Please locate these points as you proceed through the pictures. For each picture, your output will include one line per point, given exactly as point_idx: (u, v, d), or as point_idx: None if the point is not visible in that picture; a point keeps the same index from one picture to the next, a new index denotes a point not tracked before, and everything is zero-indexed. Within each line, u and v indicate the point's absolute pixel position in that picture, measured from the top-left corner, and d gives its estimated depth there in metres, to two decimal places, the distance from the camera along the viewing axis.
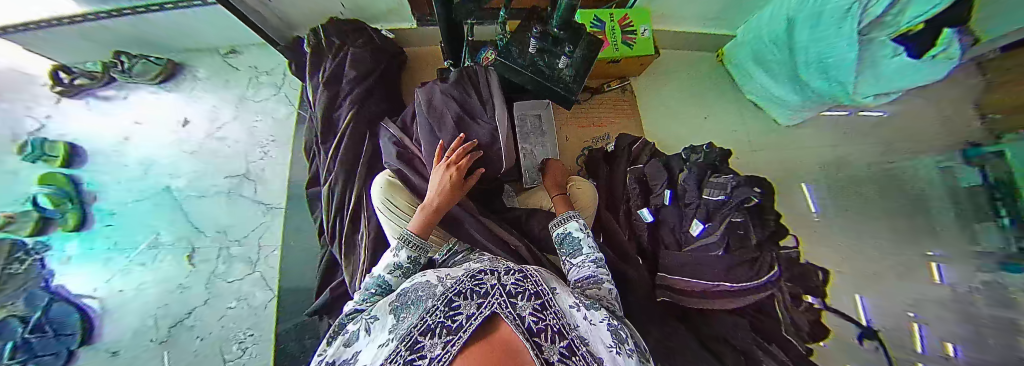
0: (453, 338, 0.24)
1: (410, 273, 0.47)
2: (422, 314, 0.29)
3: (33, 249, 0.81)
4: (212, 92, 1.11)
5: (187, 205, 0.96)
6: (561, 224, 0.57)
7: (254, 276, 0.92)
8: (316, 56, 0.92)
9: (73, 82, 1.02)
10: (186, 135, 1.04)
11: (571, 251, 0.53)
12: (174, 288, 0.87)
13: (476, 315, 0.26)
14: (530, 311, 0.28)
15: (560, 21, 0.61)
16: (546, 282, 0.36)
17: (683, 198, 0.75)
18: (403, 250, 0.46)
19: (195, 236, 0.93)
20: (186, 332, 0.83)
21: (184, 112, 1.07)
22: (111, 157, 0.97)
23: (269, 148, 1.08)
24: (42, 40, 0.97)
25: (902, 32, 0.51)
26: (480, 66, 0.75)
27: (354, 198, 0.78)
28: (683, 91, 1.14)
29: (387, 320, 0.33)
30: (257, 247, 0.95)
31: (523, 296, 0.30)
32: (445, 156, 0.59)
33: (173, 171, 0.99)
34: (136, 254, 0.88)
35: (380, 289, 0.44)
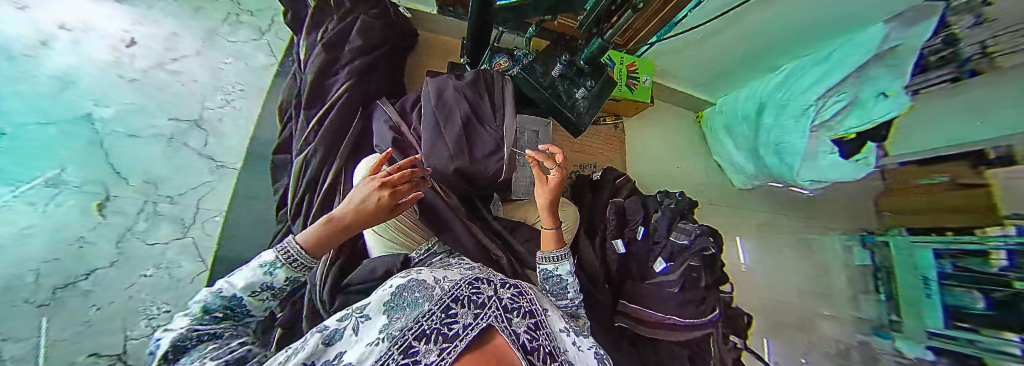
0: (449, 345, 0.31)
1: (279, 294, 0.43)
2: (417, 318, 0.34)
3: None
4: (175, 18, 0.93)
5: (112, 145, 0.75)
6: (550, 263, 0.59)
7: (183, 242, 0.82)
8: (320, 13, 0.82)
9: None
10: (128, 57, 0.83)
11: (555, 290, 0.58)
12: (71, 240, 0.65)
13: (472, 326, 0.34)
14: (524, 329, 0.37)
15: (588, 56, 0.65)
16: (539, 303, 0.45)
17: (653, 236, 0.81)
18: (279, 268, 0.42)
19: (116, 183, 0.74)
20: (79, 299, 0.64)
21: (128, 28, 0.84)
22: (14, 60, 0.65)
23: (234, 96, 0.99)
24: None
25: (840, 137, 0.64)
26: (496, 73, 0.77)
27: (330, 179, 0.72)
28: (666, 139, 1.24)
29: (378, 321, 0.35)
30: (193, 208, 0.85)
31: (518, 313, 0.39)
32: (381, 171, 0.50)
33: (99, 96, 0.76)
34: (25, 190, 0.61)
35: (230, 312, 0.38)
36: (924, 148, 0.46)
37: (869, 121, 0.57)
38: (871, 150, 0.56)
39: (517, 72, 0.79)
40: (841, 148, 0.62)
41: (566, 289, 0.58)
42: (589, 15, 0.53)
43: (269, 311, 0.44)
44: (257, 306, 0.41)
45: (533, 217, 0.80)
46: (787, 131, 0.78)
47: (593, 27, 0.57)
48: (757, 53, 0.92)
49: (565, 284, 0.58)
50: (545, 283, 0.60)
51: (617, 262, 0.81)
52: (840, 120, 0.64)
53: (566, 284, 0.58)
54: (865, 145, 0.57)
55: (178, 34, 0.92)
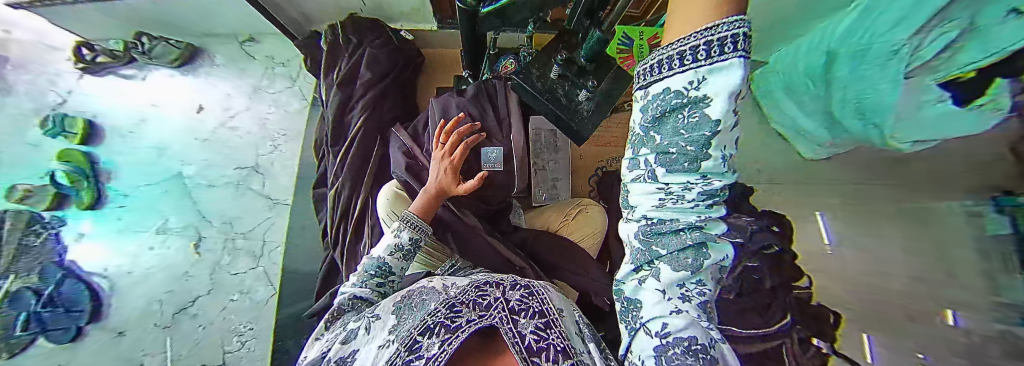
0: (451, 337, 0.34)
1: (408, 255, 0.53)
2: (424, 316, 0.37)
3: (49, 223, 0.80)
4: (227, 80, 1.18)
5: (198, 194, 1.03)
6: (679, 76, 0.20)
7: (257, 271, 1.02)
8: (333, 54, 0.93)
9: (95, 59, 1.02)
10: (198, 121, 1.10)
11: (663, 148, 0.23)
12: (179, 275, 0.94)
13: (474, 321, 0.36)
14: (531, 330, 0.35)
15: (588, 52, 0.59)
16: (555, 303, 0.41)
17: None
18: (404, 232, 0.53)
19: (202, 226, 1.00)
20: (188, 320, 0.92)
21: (199, 98, 1.12)
22: (126, 140, 0.99)
23: (279, 142, 1.15)
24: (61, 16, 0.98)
25: (952, 79, 0.23)
26: (501, 81, 0.76)
27: (359, 209, 0.79)
28: None
29: (389, 320, 0.41)
30: (260, 242, 1.05)
31: (525, 313, 0.37)
32: (443, 143, 0.63)
33: (184, 158, 1.05)
34: (143, 237, 0.93)
35: (378, 271, 0.51)
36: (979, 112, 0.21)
37: (992, 53, 0.19)
38: (1003, 89, 0.19)
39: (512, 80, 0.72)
40: (950, 91, 0.24)
41: (703, 157, 0.21)
42: (578, 5, 0.50)
43: (406, 269, 0.54)
44: (395, 264, 0.52)
45: (556, 224, 0.77)
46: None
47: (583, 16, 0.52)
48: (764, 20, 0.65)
49: (710, 137, 0.20)
50: (653, 134, 0.24)
51: None
52: (946, 61, 0.24)
53: (707, 147, 0.21)
54: (988, 82, 0.20)
55: (231, 97, 1.16)
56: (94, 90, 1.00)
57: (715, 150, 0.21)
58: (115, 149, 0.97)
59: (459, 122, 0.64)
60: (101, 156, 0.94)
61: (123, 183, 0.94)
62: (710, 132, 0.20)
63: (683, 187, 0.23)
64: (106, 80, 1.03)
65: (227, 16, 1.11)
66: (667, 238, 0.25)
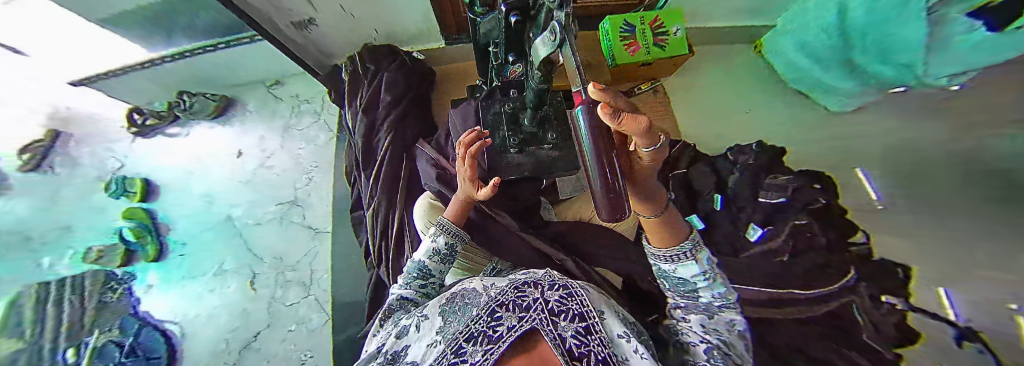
0: (492, 347, 0.19)
1: (445, 257, 0.54)
2: (469, 322, 0.27)
3: (120, 279, 1.02)
4: (259, 124, 1.26)
5: (245, 233, 1.13)
6: (667, 264, 0.37)
7: (309, 300, 1.05)
8: (354, 82, 1.03)
9: (145, 122, 1.22)
10: (240, 164, 1.21)
11: (672, 273, 0.38)
12: (239, 312, 1.02)
13: (515, 327, 0.21)
14: (573, 333, 0.21)
15: (534, 101, 0.50)
16: (594, 306, 0.29)
17: (734, 201, 0.81)
18: (440, 237, 0.54)
19: (255, 263, 1.09)
20: (254, 353, 0.98)
21: (237, 145, 1.24)
22: (179, 191, 1.18)
23: (313, 173, 1.21)
24: (119, 84, 1.14)
25: (980, 10, 0.49)
26: (474, 103, 0.77)
27: (397, 225, 0.82)
28: (728, 84, 1.10)
29: (436, 321, 0.36)
30: (309, 271, 1.08)
31: (566, 316, 0.24)
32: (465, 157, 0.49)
33: (231, 202, 1.16)
34: (206, 279, 1.06)
35: (420, 273, 0.52)
36: (966, 63, 0.51)
37: None
38: None
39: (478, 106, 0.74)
40: (986, 19, 0.47)
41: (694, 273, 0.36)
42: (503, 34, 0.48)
43: (446, 273, 0.56)
44: (434, 267, 0.53)
45: (587, 213, 0.78)
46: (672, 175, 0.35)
47: (516, 56, 0.54)
48: (753, 12, 1.00)
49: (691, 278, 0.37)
50: (665, 268, 0.39)
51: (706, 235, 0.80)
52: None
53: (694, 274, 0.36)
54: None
55: (265, 139, 1.25)
56: (157, 152, 1.22)
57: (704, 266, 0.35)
58: (170, 204, 1.15)
59: (479, 131, 0.47)
60: (158, 211, 1.14)
61: (183, 233, 1.12)
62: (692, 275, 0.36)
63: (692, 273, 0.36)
64: (155, 140, 1.24)
65: (255, 67, 1.20)
66: (688, 286, 0.38)
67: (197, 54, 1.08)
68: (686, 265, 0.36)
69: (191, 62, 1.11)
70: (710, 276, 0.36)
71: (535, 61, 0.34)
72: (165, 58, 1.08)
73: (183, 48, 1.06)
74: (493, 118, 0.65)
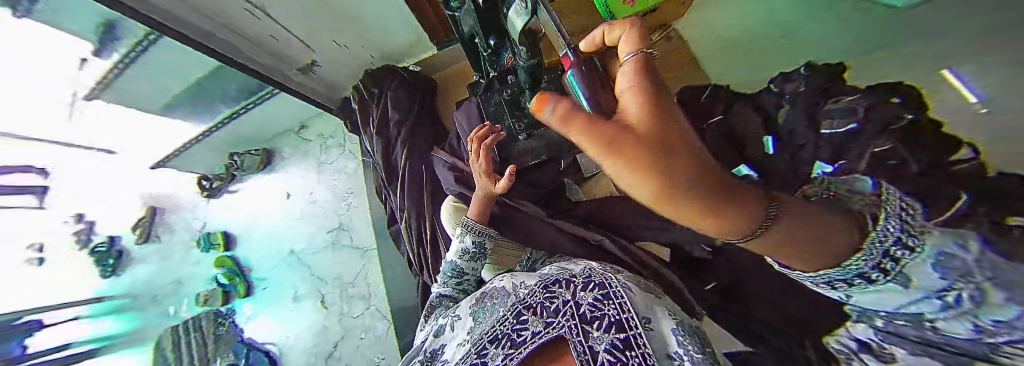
0: (515, 351, 0.32)
1: (474, 255, 0.58)
2: (496, 322, 0.37)
3: (226, 314, 1.26)
4: (298, 166, 1.41)
5: (307, 263, 1.29)
6: (863, 300, 0.23)
7: (371, 310, 1.17)
8: (363, 106, 1.11)
9: (214, 185, 1.43)
10: (290, 204, 1.37)
11: (882, 304, 0.22)
12: (319, 328, 1.19)
13: (542, 333, 0.32)
14: (605, 346, 0.28)
15: (525, 78, 0.53)
16: (635, 303, 0.33)
17: (792, 142, 0.55)
18: (468, 237, 0.58)
19: (321, 285, 1.24)
20: (337, 361, 1.14)
21: (286, 188, 1.40)
22: (251, 235, 1.38)
23: (350, 199, 1.32)
24: (184, 159, 1.33)
25: None
26: (475, 100, 0.79)
27: (429, 231, 0.87)
28: None
29: (467, 320, 0.43)
30: (366, 286, 1.20)
31: (597, 323, 0.30)
32: (478, 154, 0.53)
33: (291, 238, 1.33)
34: (287, 305, 1.25)
35: (454, 272, 0.57)
36: None
37: None
38: None
39: (478, 98, 0.77)
40: None
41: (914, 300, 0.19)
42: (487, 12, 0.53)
43: (479, 269, 0.59)
44: (466, 266, 0.57)
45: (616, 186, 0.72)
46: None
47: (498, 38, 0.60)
48: None
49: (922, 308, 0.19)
50: (856, 298, 0.23)
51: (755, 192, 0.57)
52: None
53: (913, 300, 0.19)
54: None
55: (306, 179, 1.39)
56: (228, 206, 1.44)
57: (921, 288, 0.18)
58: (248, 247, 1.37)
59: (490, 127, 0.52)
60: (240, 256, 1.36)
61: (262, 271, 1.32)
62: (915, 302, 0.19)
63: (908, 300, 0.19)
64: (223, 198, 1.45)
65: (283, 117, 1.34)
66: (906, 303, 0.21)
67: (234, 118, 1.24)
68: (880, 287, 0.20)
69: (232, 126, 1.28)
70: (967, 305, 0.17)
71: (516, 33, 0.42)
72: (212, 128, 1.25)
73: (223, 115, 1.22)
74: (494, 109, 0.70)
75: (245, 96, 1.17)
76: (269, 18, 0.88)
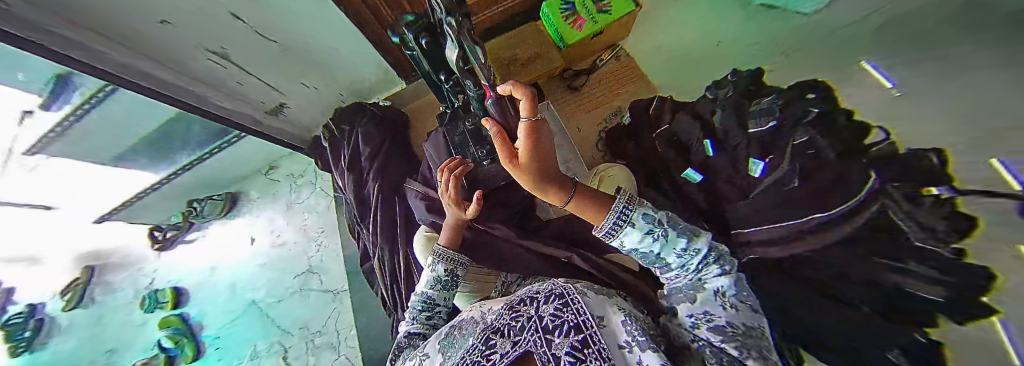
0: None
1: (448, 284, 0.53)
2: (463, 354, 0.30)
3: None
4: (266, 208, 1.35)
5: (272, 313, 1.17)
6: (611, 240, 0.33)
7: (341, 359, 1.06)
8: (334, 145, 1.11)
9: (166, 235, 1.33)
10: (256, 248, 1.29)
11: (646, 252, 0.33)
12: None
13: (508, 354, 0.26)
14: (568, 350, 0.23)
15: (480, 106, 0.62)
16: (595, 308, 0.29)
17: (773, 143, 0.57)
18: (439, 264, 0.53)
19: (285, 337, 1.12)
20: None
21: (251, 231, 1.33)
22: (208, 287, 1.27)
23: (321, 239, 1.25)
24: (139, 209, 1.24)
25: None
26: (440, 131, 0.81)
27: (403, 264, 0.83)
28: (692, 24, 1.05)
29: (434, 358, 0.35)
30: (335, 333, 1.09)
31: (559, 330, 0.25)
32: (445, 187, 0.52)
33: (254, 285, 1.23)
34: (244, 364, 1.11)
35: (426, 305, 0.52)
36: None
37: None
38: None
39: (439, 130, 0.81)
40: None
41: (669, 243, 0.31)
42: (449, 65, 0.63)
43: (452, 299, 0.55)
44: (440, 295, 0.52)
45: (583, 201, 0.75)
46: (794, 105, 0.58)
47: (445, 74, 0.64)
48: None
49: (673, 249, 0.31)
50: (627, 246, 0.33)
51: (747, 186, 0.61)
52: None
53: (666, 244, 0.31)
54: None
55: (273, 221, 1.32)
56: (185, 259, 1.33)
57: (666, 232, 0.31)
58: (202, 301, 1.24)
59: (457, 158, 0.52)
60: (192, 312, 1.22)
61: (215, 328, 1.18)
62: (663, 244, 0.31)
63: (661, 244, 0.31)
64: (183, 249, 1.35)
65: (249, 158, 1.29)
66: (654, 257, 0.33)
67: (195, 166, 1.17)
68: (642, 236, 0.31)
69: (195, 172, 1.20)
70: (686, 240, 0.31)
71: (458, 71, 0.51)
72: (171, 175, 1.17)
73: (178, 165, 1.14)
74: (460, 138, 0.77)
75: (205, 144, 1.11)
76: (233, 66, 0.87)
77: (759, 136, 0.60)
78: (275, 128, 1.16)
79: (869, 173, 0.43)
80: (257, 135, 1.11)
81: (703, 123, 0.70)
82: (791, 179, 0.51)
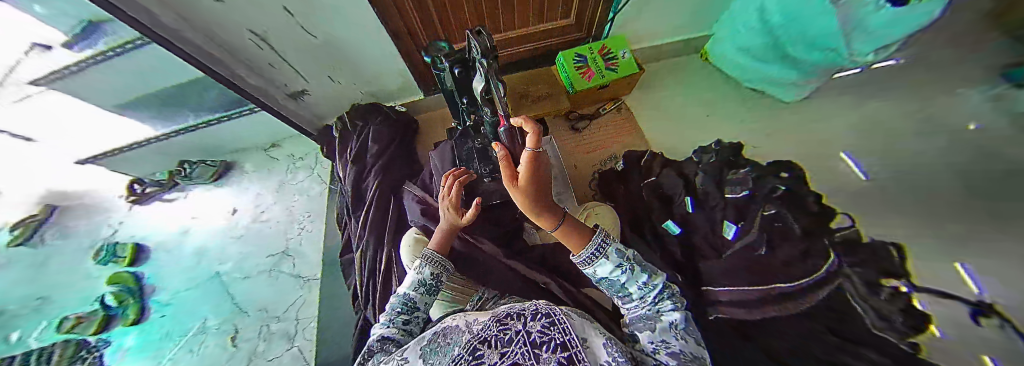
0: None
1: (432, 289, 0.51)
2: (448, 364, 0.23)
3: (94, 346, 0.95)
4: (258, 181, 1.33)
5: (234, 289, 1.10)
6: (587, 268, 0.38)
7: (293, 351, 0.98)
8: (343, 139, 1.14)
9: (145, 190, 1.27)
10: (235, 220, 1.25)
11: (611, 279, 0.37)
12: None
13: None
14: None
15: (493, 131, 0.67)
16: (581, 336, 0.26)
17: (745, 208, 0.68)
18: (426, 268, 0.51)
19: (239, 317, 1.04)
20: None
21: (234, 203, 1.29)
22: (170, 252, 1.18)
23: (305, 223, 1.23)
24: (120, 161, 1.18)
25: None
26: (448, 143, 0.88)
27: (385, 262, 0.82)
28: (686, 95, 1.22)
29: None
30: (295, 322, 1.03)
31: (547, 347, 0.22)
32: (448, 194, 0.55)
33: (222, 257, 1.17)
34: (185, 340, 1.01)
35: (404, 308, 0.47)
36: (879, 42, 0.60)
37: None
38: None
39: (450, 142, 0.87)
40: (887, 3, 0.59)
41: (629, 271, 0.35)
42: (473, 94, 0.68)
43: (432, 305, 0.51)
44: (422, 299, 0.49)
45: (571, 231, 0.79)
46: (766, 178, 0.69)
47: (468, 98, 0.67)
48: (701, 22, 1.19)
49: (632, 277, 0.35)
50: (597, 272, 0.37)
51: (721, 245, 0.70)
52: None
53: (627, 272, 0.35)
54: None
55: (260, 195, 1.30)
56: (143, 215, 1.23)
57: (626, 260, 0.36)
58: (158, 263, 1.16)
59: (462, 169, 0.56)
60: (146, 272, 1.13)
61: (169, 293, 1.10)
62: (624, 272, 0.35)
63: (622, 271, 0.36)
64: (152, 206, 1.26)
65: (256, 132, 1.30)
66: (619, 288, 0.37)
67: (200, 129, 1.19)
68: (607, 263, 0.36)
69: (197, 134, 1.22)
70: (643, 269, 0.36)
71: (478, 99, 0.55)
72: (173, 133, 1.17)
73: (187, 124, 1.16)
74: (467, 153, 0.83)
75: (218, 111, 1.13)
76: (270, 48, 0.90)
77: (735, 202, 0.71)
78: (291, 110, 1.16)
79: (829, 252, 0.50)
80: (273, 114, 1.11)
81: (682, 181, 0.84)
82: (759, 246, 0.61)
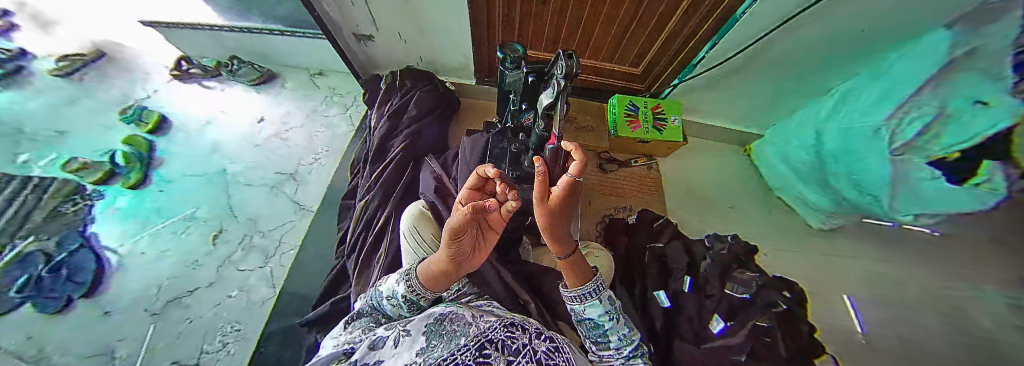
0: None
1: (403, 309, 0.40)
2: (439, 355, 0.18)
3: (90, 195, 0.98)
4: (292, 100, 1.35)
5: (233, 191, 1.11)
6: (578, 304, 0.38)
7: (263, 270, 0.98)
8: (388, 93, 1.16)
9: (189, 70, 1.35)
10: (258, 128, 1.27)
11: (594, 320, 0.37)
12: (189, 262, 0.94)
13: None
14: None
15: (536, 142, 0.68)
16: None
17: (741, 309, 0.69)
18: (403, 283, 0.40)
19: (228, 219, 1.05)
20: (179, 309, 0.86)
21: (262, 112, 1.31)
22: (189, 134, 1.21)
23: (320, 156, 1.24)
24: (187, 37, 1.32)
25: (940, 157, 0.50)
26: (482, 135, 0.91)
27: (382, 221, 0.83)
28: (718, 174, 1.23)
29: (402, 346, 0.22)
30: (276, 243, 1.04)
31: None
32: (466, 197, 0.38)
33: (234, 158, 1.18)
34: (169, 222, 1.01)
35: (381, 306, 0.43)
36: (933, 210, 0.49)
37: (967, 139, 0.46)
38: (991, 167, 0.41)
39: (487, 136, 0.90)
40: (941, 171, 0.49)
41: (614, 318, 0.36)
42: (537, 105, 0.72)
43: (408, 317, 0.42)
44: (392, 311, 0.41)
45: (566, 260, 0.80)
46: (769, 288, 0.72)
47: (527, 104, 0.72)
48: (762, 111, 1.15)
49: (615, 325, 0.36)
50: (584, 309, 0.37)
51: (704, 335, 0.68)
52: (934, 137, 0.53)
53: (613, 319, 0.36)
54: (981, 164, 0.42)
55: (289, 114, 1.32)
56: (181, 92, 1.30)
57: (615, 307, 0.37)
58: (173, 139, 1.18)
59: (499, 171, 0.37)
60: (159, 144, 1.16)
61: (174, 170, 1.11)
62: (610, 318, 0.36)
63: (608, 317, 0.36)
64: (190, 87, 1.33)
65: (307, 56, 1.34)
66: (599, 333, 0.37)
67: (263, 34, 1.23)
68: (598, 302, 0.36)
69: (258, 38, 1.26)
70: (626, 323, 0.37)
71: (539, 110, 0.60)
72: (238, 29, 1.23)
73: (254, 25, 1.21)
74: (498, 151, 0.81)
75: (283, 25, 1.19)
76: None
77: (731, 299, 0.72)
78: (356, 54, 1.23)
79: None
80: (337, 51, 1.17)
81: (689, 259, 0.84)
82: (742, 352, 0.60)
